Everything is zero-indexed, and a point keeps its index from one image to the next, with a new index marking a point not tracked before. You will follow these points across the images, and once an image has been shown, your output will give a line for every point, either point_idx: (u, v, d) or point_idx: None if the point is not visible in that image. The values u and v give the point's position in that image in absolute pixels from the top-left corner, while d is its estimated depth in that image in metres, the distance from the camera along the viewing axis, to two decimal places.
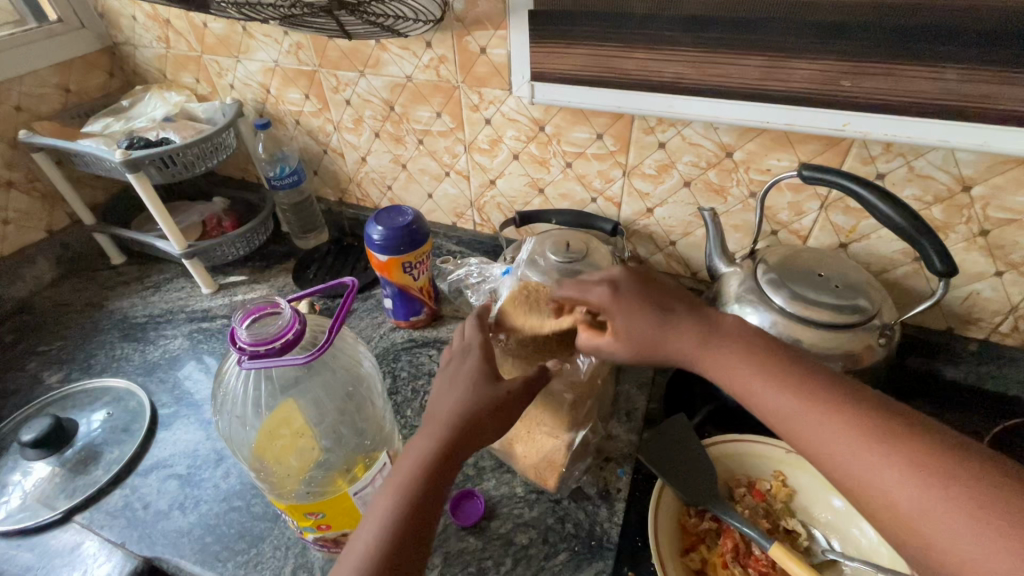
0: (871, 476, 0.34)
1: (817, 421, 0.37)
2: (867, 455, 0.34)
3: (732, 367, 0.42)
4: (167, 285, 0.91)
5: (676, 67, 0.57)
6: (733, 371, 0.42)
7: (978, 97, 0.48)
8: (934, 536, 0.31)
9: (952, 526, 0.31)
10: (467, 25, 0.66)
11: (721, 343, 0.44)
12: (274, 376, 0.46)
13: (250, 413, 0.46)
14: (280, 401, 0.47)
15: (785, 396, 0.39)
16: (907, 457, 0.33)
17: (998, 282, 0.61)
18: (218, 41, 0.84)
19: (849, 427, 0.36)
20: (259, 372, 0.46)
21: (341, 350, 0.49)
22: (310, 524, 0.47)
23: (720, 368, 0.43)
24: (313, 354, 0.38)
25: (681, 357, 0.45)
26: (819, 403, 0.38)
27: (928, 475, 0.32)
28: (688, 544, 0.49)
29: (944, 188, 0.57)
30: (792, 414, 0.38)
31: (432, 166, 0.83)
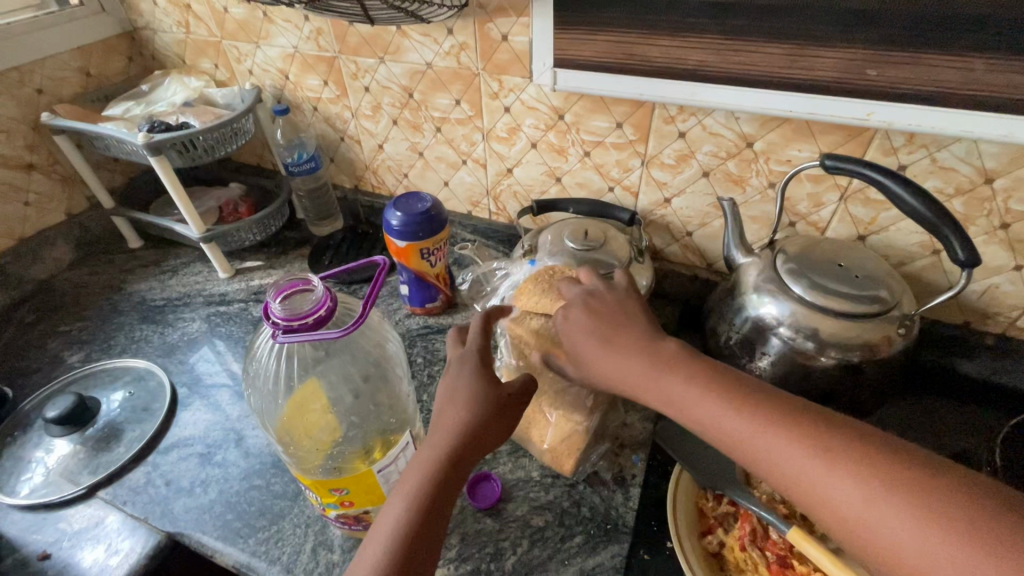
0: (836, 496, 0.34)
1: (781, 442, 0.37)
2: (832, 474, 0.34)
3: (690, 391, 0.42)
4: (184, 269, 0.92)
5: (699, 55, 0.57)
6: (689, 394, 0.42)
7: (1005, 88, 0.48)
8: (903, 554, 0.31)
9: (921, 542, 0.30)
10: (489, 12, 0.66)
11: (672, 372, 0.44)
12: (301, 354, 0.47)
13: (277, 390, 0.47)
14: (306, 378, 0.47)
15: (741, 421, 0.39)
16: (871, 473, 0.33)
17: (1017, 276, 0.61)
18: (238, 26, 0.85)
19: (813, 446, 0.36)
20: (287, 349, 0.46)
21: (366, 330, 0.50)
22: (334, 500, 0.47)
23: (678, 393, 0.43)
24: (344, 330, 0.39)
25: (636, 380, 0.46)
26: (779, 423, 0.38)
27: (892, 490, 0.32)
28: (705, 528, 0.49)
29: (966, 180, 0.57)
30: (756, 438, 0.38)
31: (449, 153, 0.83)
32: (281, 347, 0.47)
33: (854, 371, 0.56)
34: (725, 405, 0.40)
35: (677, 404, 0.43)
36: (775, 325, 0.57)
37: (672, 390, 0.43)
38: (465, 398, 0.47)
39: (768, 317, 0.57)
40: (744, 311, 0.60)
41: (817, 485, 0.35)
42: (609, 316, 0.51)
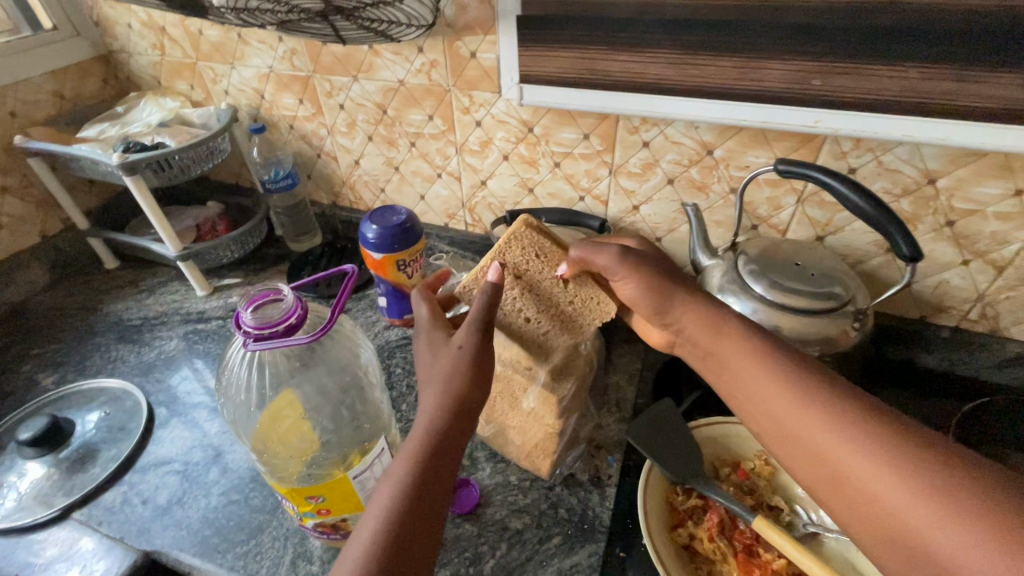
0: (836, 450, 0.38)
1: (797, 399, 0.42)
2: (835, 431, 0.39)
3: (742, 364, 0.46)
4: (162, 288, 0.92)
5: (657, 69, 0.60)
6: (742, 365, 0.46)
7: (939, 94, 0.52)
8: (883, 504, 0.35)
9: (900, 495, 0.34)
10: (458, 30, 0.68)
11: (729, 342, 0.48)
12: (276, 365, 0.47)
13: (253, 400, 0.48)
14: (281, 389, 0.48)
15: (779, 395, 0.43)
16: (870, 435, 0.37)
17: (965, 271, 0.64)
18: (212, 47, 0.86)
19: (825, 407, 0.40)
20: (262, 360, 0.47)
21: (341, 337, 0.51)
22: (310, 509, 0.48)
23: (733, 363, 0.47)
24: (316, 335, 0.40)
25: (703, 339, 0.50)
26: (800, 386, 0.42)
27: (887, 450, 0.36)
28: (675, 521, 0.50)
29: (912, 181, 0.60)
30: (792, 412, 0.42)
31: (424, 167, 0.85)
32: (253, 358, 0.47)
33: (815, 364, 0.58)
34: (757, 362, 0.45)
35: (719, 357, 0.49)
36: None
37: (717, 344, 0.49)
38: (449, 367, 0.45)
39: None
40: None
41: (821, 439, 0.39)
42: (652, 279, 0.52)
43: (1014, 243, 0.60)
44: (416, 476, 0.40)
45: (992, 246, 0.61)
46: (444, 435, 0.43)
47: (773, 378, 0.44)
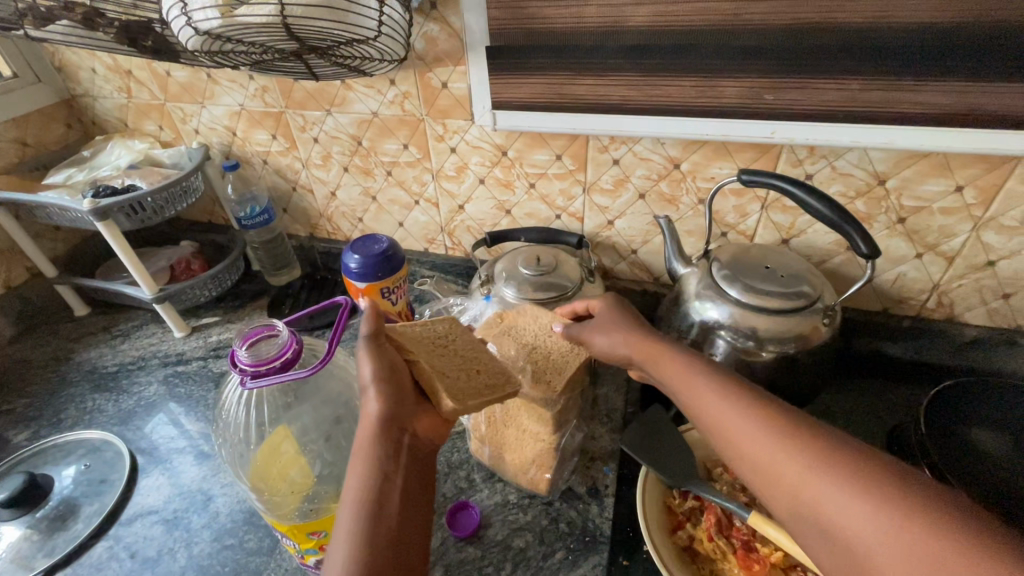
0: (779, 463, 0.36)
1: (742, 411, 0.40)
2: (775, 435, 0.37)
3: (694, 374, 0.46)
4: (137, 332, 0.90)
5: (623, 90, 0.63)
6: (689, 374, 0.46)
7: (879, 103, 0.56)
8: (824, 514, 0.33)
9: (842, 503, 0.32)
10: (428, 62, 0.71)
11: (677, 356, 0.49)
12: (271, 401, 0.48)
13: (248, 439, 0.48)
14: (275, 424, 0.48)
15: (714, 398, 0.43)
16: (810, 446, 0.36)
17: (919, 264, 0.69)
18: (181, 87, 0.86)
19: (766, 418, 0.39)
20: (256, 395, 0.48)
21: (334, 367, 0.51)
22: (313, 545, 0.48)
23: (681, 375, 0.47)
24: (312, 369, 0.40)
25: (645, 354, 0.52)
26: (744, 399, 0.41)
27: (828, 460, 0.34)
28: (674, 524, 0.51)
29: (863, 183, 0.64)
30: (728, 415, 0.41)
31: (402, 195, 0.87)
32: (250, 396, 0.48)
33: (791, 362, 0.61)
34: (704, 382, 0.45)
35: (673, 379, 0.48)
36: (719, 327, 0.61)
37: (668, 370, 0.49)
38: (368, 411, 0.44)
39: (712, 321, 0.62)
40: (690, 318, 0.65)
41: (764, 449, 0.37)
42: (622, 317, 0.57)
43: (960, 235, 0.65)
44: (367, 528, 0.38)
45: (941, 239, 0.66)
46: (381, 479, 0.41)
47: (723, 397, 0.42)
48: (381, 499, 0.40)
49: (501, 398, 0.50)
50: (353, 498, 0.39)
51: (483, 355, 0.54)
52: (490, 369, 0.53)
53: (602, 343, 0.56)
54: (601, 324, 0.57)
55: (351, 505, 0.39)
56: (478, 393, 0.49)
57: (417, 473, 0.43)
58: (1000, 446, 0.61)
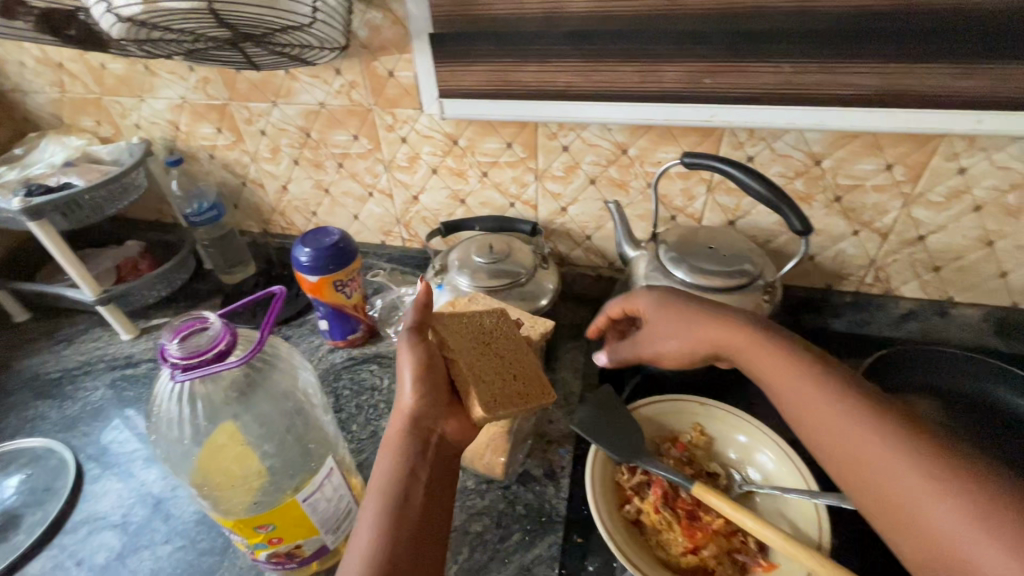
0: (889, 479, 0.39)
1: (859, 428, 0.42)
2: (887, 448, 0.40)
3: (796, 376, 0.48)
4: (82, 336, 0.87)
5: (566, 77, 0.64)
6: (790, 375, 0.48)
7: (810, 85, 0.58)
8: (941, 539, 0.36)
9: (949, 520, 0.35)
10: (373, 51, 0.70)
11: (771, 352, 0.50)
12: (207, 396, 0.46)
13: (185, 435, 0.46)
14: (213, 418, 0.46)
15: (821, 402, 0.45)
16: (923, 462, 0.38)
17: (857, 240, 0.72)
18: (117, 81, 0.83)
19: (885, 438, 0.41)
20: (189, 392, 0.45)
21: (273, 356, 0.50)
22: (261, 539, 0.47)
23: (782, 376, 0.49)
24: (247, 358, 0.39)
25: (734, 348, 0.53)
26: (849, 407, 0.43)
27: (939, 477, 0.37)
28: (623, 499, 0.52)
29: (801, 163, 0.67)
30: (836, 423, 0.43)
31: (355, 187, 0.86)
32: (182, 393, 0.46)
33: None
34: (806, 384, 0.47)
35: (770, 377, 0.50)
36: None
37: (771, 371, 0.50)
38: (403, 403, 0.48)
39: None
40: None
41: (874, 461, 0.40)
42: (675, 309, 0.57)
43: (892, 212, 0.68)
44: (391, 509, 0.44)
45: (875, 216, 0.69)
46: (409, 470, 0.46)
47: (829, 403, 0.45)
48: (405, 487, 0.45)
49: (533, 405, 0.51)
50: (381, 481, 0.45)
51: (523, 355, 0.54)
52: (527, 371, 0.53)
53: (671, 347, 0.57)
54: (662, 324, 0.58)
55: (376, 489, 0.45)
56: (508, 402, 0.49)
57: (441, 467, 0.48)
58: (931, 411, 0.64)
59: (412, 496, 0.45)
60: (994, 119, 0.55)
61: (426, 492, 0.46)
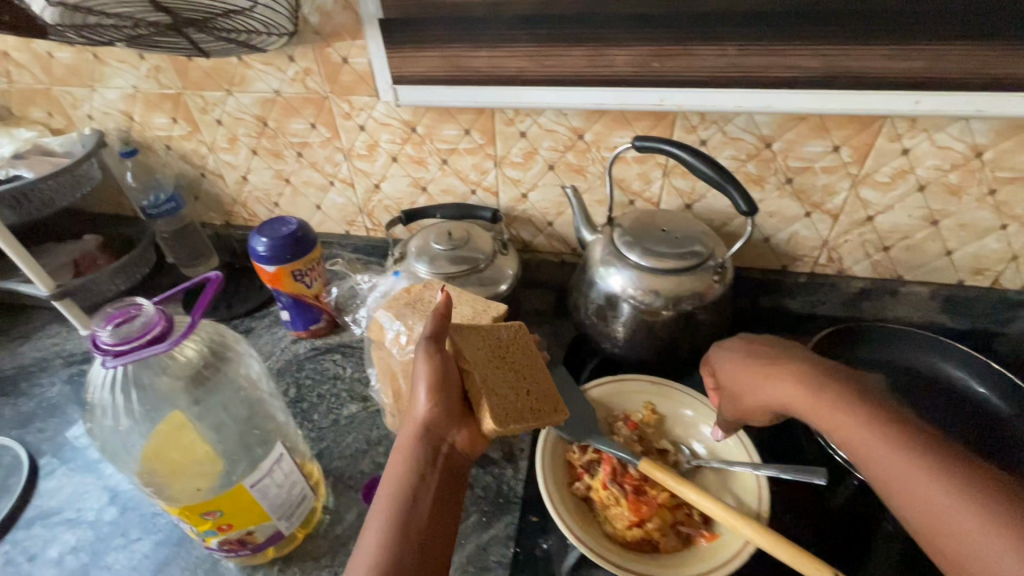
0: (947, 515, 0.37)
1: (905, 459, 0.40)
2: (941, 482, 0.38)
3: (845, 405, 0.45)
4: (38, 332, 0.85)
5: (518, 62, 0.64)
6: (836, 403, 0.45)
7: (755, 68, 0.59)
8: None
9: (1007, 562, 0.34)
10: (326, 37, 0.69)
11: (816, 383, 0.48)
12: (145, 384, 0.45)
13: (122, 422, 0.46)
14: (150, 405, 0.46)
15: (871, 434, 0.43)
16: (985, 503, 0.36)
17: (809, 222, 0.73)
18: (66, 70, 0.81)
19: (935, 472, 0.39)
20: (128, 382, 0.45)
21: (212, 339, 0.50)
22: (210, 525, 0.47)
23: (829, 405, 0.46)
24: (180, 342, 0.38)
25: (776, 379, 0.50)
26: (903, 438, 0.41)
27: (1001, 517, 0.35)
28: (573, 477, 0.53)
29: (752, 146, 0.68)
30: (887, 456, 0.41)
31: (316, 177, 0.85)
32: (118, 380, 0.45)
33: (691, 318, 0.64)
34: (853, 414, 0.44)
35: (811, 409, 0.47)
36: (622, 290, 0.64)
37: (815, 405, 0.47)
38: (417, 411, 0.48)
39: (615, 286, 0.64)
40: (596, 285, 0.66)
41: (927, 497, 0.39)
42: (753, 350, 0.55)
43: (841, 192, 0.69)
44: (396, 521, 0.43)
45: (825, 197, 0.70)
46: (418, 477, 0.45)
47: (879, 433, 0.43)
48: (413, 499, 0.44)
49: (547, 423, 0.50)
50: (390, 491, 0.45)
51: (536, 370, 0.53)
52: (539, 385, 0.52)
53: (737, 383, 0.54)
54: (734, 362, 0.55)
55: (384, 499, 0.44)
56: (520, 417, 0.48)
57: (455, 476, 0.48)
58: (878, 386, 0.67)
59: (420, 502, 0.44)
60: (931, 99, 0.57)
61: (435, 498, 0.45)
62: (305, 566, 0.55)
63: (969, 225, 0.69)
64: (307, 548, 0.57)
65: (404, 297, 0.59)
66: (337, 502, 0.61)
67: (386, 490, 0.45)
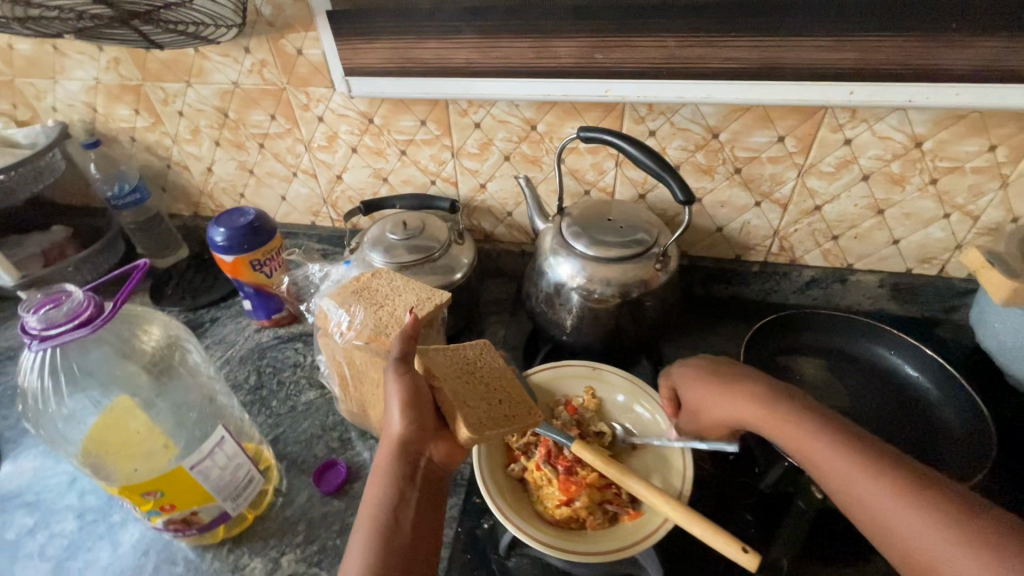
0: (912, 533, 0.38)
1: (865, 476, 0.42)
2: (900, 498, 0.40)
3: (806, 429, 0.46)
4: (6, 322, 0.86)
5: (466, 53, 0.65)
6: (799, 427, 0.47)
7: (694, 59, 0.60)
8: None
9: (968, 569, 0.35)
10: (279, 29, 0.70)
11: (777, 406, 0.49)
12: (74, 368, 0.46)
13: (54, 405, 0.47)
14: (82, 390, 0.47)
15: (833, 455, 0.44)
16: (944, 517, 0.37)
17: (759, 212, 0.74)
18: (28, 62, 0.81)
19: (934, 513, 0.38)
20: (54, 366, 0.45)
21: (143, 325, 0.51)
22: (152, 505, 0.48)
23: (793, 430, 0.47)
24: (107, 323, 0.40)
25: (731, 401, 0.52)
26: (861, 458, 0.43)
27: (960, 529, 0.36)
28: (510, 459, 0.56)
29: (700, 137, 0.69)
30: (850, 476, 0.42)
31: (279, 168, 0.86)
32: (46, 365, 0.46)
33: (637, 306, 0.65)
34: (811, 430, 0.46)
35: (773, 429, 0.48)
36: (569, 279, 0.65)
37: (776, 427, 0.48)
38: (391, 428, 0.46)
39: (563, 275, 0.65)
40: (545, 274, 0.68)
41: (890, 515, 0.40)
42: (709, 369, 0.56)
43: (788, 182, 0.71)
44: (380, 544, 0.42)
45: (773, 187, 0.71)
46: (398, 498, 0.44)
47: (839, 455, 0.44)
48: (394, 521, 0.43)
49: (522, 427, 0.50)
50: (370, 513, 0.44)
51: (507, 381, 0.54)
52: (512, 396, 0.53)
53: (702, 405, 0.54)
54: (690, 381, 0.56)
55: (363, 523, 0.43)
56: (497, 423, 0.49)
57: (434, 494, 0.46)
58: (820, 373, 0.68)
59: (402, 520, 0.44)
60: (865, 90, 0.58)
61: (417, 512, 0.45)
62: (254, 546, 0.57)
63: (913, 215, 0.70)
64: (258, 529, 0.58)
65: (352, 285, 0.61)
66: (289, 485, 0.62)
67: (366, 514, 0.44)
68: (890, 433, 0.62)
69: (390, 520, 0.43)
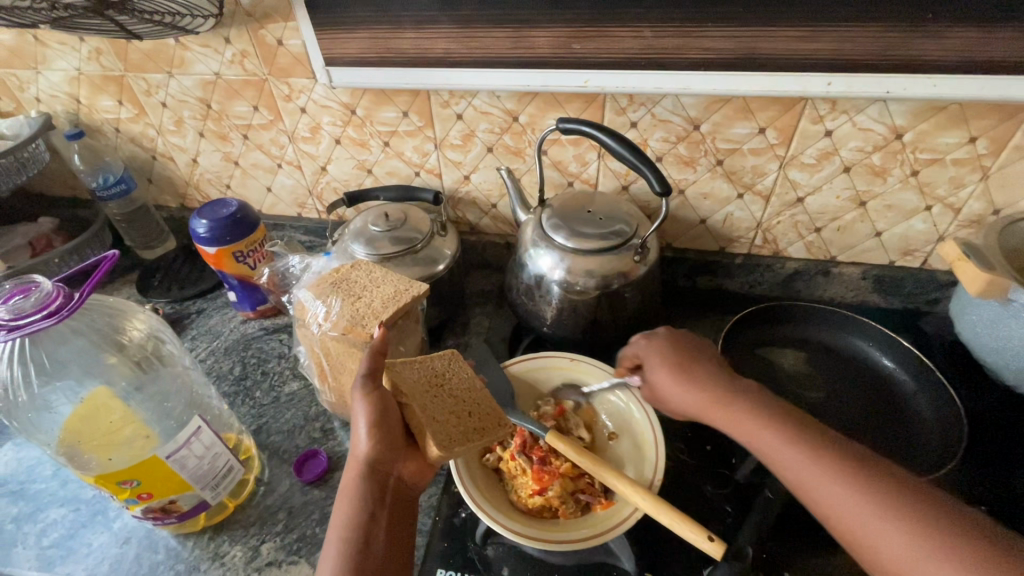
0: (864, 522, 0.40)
1: (818, 467, 0.42)
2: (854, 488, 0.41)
3: (766, 418, 0.47)
4: None
5: (444, 44, 0.64)
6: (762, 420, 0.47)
7: (671, 49, 0.60)
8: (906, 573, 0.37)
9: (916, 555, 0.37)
10: (258, 19, 0.69)
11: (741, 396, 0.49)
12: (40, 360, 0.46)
13: (21, 397, 0.47)
14: (49, 382, 0.47)
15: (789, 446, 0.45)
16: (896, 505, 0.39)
17: (742, 204, 0.74)
18: (10, 52, 0.81)
19: (903, 515, 0.38)
20: (19, 356, 0.46)
21: (113, 319, 0.51)
22: (129, 494, 0.49)
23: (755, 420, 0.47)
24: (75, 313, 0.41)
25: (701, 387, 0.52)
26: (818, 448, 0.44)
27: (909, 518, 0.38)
28: (486, 448, 0.57)
29: (681, 128, 0.68)
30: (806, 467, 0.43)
31: (264, 159, 0.86)
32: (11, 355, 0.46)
33: (616, 297, 0.66)
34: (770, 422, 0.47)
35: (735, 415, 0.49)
36: (549, 271, 0.65)
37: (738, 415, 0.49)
38: (358, 448, 0.47)
39: (543, 267, 0.65)
40: (526, 266, 0.68)
41: (843, 505, 0.41)
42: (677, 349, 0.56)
43: (771, 174, 0.70)
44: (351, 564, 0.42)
45: (755, 178, 0.71)
46: (368, 517, 0.44)
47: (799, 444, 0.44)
48: (365, 541, 0.43)
49: (491, 439, 0.51)
50: (339, 533, 0.44)
51: (475, 393, 0.54)
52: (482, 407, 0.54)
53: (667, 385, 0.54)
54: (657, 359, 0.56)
55: (333, 546, 0.43)
56: (465, 439, 0.49)
57: (404, 512, 0.47)
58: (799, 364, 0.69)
59: (373, 540, 0.44)
60: (842, 81, 0.58)
61: (388, 533, 0.45)
62: (234, 533, 0.58)
63: (895, 207, 0.70)
64: (238, 517, 0.59)
65: (330, 277, 0.61)
66: (271, 474, 0.63)
67: (334, 535, 0.44)
68: (866, 425, 0.62)
69: (361, 539, 0.43)
